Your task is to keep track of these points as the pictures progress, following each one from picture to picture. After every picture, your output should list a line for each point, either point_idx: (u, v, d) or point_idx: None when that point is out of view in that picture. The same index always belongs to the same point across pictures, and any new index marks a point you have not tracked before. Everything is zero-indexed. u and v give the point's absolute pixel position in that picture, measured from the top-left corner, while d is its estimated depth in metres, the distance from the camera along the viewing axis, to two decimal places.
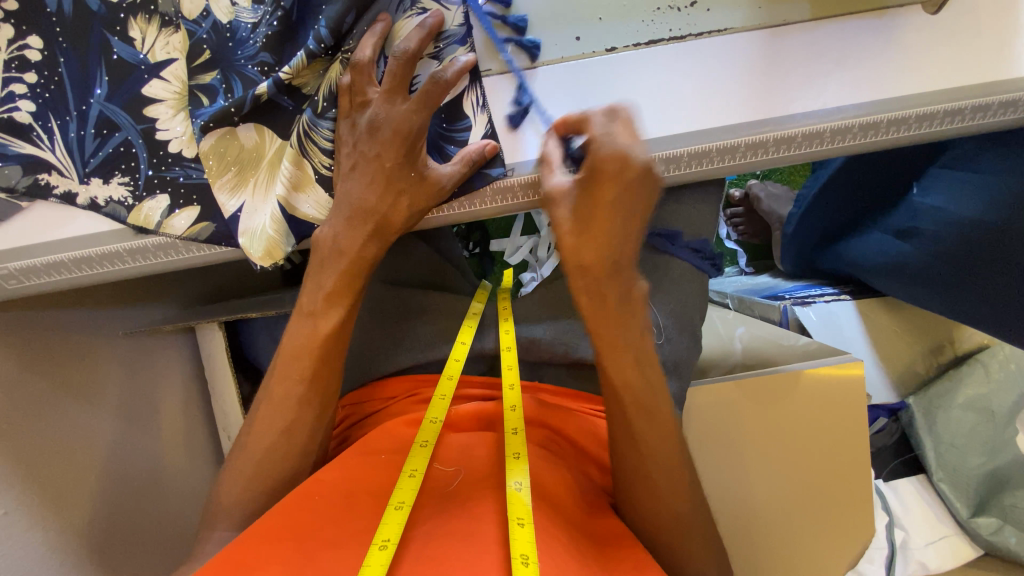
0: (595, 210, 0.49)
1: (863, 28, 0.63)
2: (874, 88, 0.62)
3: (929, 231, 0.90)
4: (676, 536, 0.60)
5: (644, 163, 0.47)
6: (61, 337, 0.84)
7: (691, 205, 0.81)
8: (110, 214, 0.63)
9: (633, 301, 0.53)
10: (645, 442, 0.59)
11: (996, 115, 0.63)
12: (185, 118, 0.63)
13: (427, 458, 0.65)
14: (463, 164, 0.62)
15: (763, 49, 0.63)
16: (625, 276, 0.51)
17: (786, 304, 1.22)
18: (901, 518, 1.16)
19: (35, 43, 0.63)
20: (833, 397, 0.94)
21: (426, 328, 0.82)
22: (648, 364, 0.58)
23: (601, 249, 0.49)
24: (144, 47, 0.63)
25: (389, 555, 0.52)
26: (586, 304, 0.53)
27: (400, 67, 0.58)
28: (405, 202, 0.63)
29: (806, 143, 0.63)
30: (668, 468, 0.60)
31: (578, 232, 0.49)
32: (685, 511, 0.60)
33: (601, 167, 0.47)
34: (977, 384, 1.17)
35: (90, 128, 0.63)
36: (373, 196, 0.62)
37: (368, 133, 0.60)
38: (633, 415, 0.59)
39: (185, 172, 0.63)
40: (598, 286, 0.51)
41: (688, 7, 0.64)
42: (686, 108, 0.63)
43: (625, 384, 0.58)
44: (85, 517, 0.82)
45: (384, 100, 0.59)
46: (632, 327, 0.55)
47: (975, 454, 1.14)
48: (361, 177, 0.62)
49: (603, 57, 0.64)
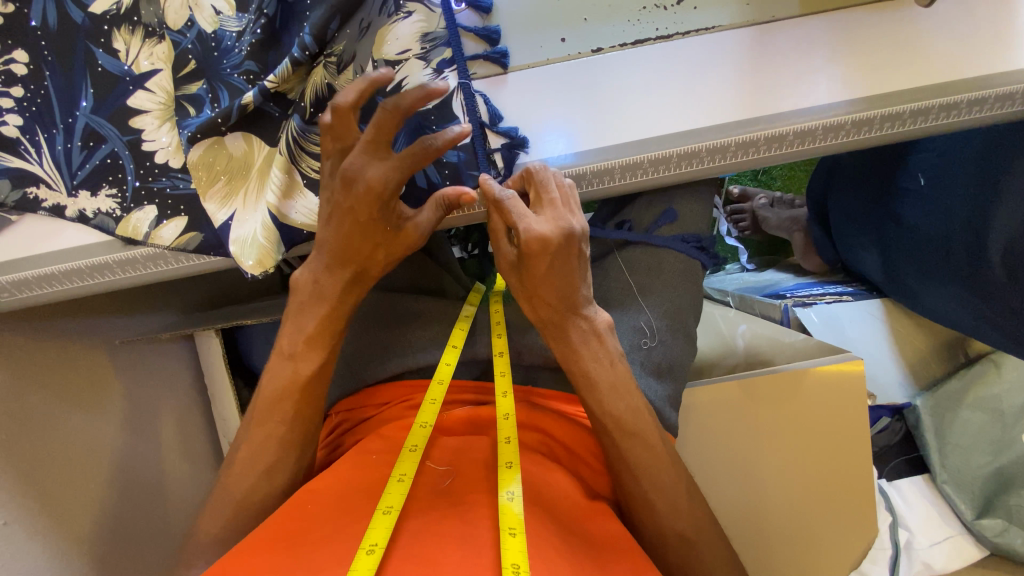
0: (535, 281, 0.60)
1: (854, 21, 0.62)
2: (866, 83, 0.61)
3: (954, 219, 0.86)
4: (688, 557, 0.61)
5: (562, 235, 0.56)
6: (58, 346, 0.84)
7: (683, 204, 0.80)
8: (99, 226, 0.63)
9: (593, 332, 0.63)
10: (643, 472, 0.61)
11: (994, 109, 0.61)
12: (171, 128, 0.64)
13: (417, 461, 0.65)
14: (435, 209, 0.63)
15: (753, 46, 0.62)
16: (579, 314, 0.62)
17: (788, 303, 1.19)
18: (905, 518, 1.13)
19: (20, 57, 0.63)
20: (836, 395, 0.93)
21: (419, 334, 0.82)
22: (627, 391, 0.63)
23: (547, 305, 0.61)
24: (129, 58, 0.63)
25: (376, 561, 0.52)
26: (552, 342, 0.64)
27: (386, 119, 0.54)
28: (382, 253, 0.64)
29: (798, 141, 0.62)
30: (667, 491, 0.61)
31: (531, 292, 0.61)
32: (695, 531, 0.62)
33: (528, 254, 0.57)
34: (987, 385, 1.16)
35: (78, 141, 0.63)
36: (350, 246, 0.61)
37: (344, 185, 0.58)
38: (624, 444, 0.61)
39: (172, 182, 0.63)
40: (561, 330, 0.62)
41: (674, 6, 0.63)
42: (674, 108, 0.62)
43: (606, 412, 0.62)
44: (85, 526, 0.82)
45: (362, 154, 0.56)
46: (596, 354, 0.63)
47: (980, 453, 1.12)
48: (331, 226, 0.60)
49: (587, 58, 0.63)
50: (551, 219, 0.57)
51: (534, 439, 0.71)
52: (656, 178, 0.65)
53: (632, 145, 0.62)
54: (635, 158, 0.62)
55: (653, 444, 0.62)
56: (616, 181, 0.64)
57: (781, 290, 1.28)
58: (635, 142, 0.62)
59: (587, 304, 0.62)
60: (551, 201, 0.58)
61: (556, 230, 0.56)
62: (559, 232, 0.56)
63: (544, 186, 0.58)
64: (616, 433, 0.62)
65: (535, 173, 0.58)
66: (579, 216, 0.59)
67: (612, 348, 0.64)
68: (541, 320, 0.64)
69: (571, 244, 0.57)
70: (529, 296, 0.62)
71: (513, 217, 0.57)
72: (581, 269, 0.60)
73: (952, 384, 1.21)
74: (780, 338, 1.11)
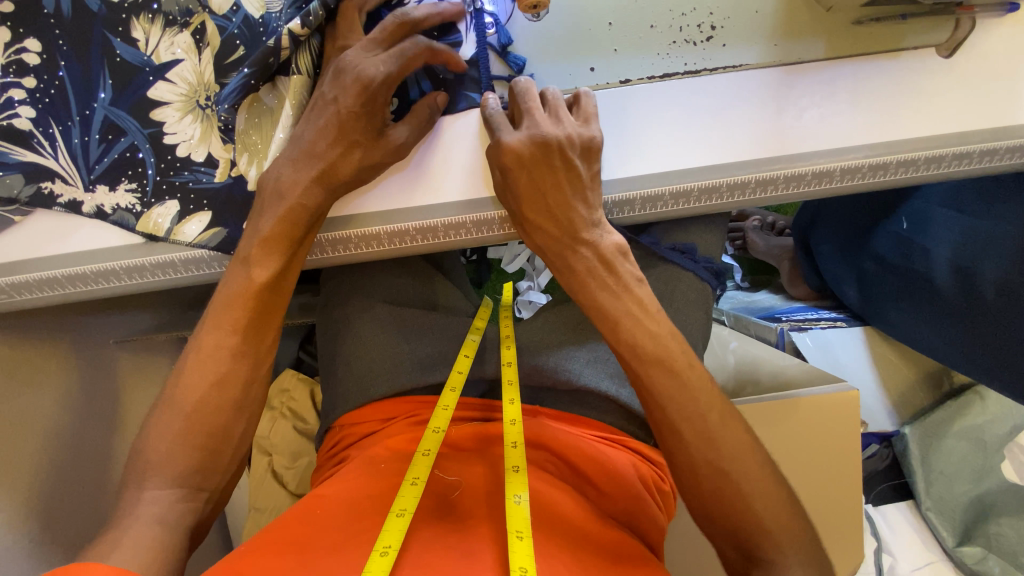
0: (525, 200, 0.60)
1: (878, 69, 0.63)
2: (885, 129, 0.62)
3: (944, 257, 0.89)
4: (725, 489, 0.55)
5: (536, 144, 0.58)
6: (47, 343, 0.82)
7: (697, 234, 0.82)
8: (118, 222, 0.62)
9: (599, 259, 0.61)
10: (670, 399, 0.57)
11: (1002, 159, 0.64)
12: (193, 121, 0.62)
13: (429, 465, 0.66)
14: (416, 120, 0.62)
15: (777, 86, 0.63)
16: (579, 238, 0.61)
17: (784, 326, 1.20)
18: (888, 542, 1.19)
19: (33, 46, 0.61)
20: (828, 415, 0.95)
21: (428, 351, 0.81)
22: (648, 319, 0.60)
23: (543, 227, 0.61)
24: (148, 47, 0.62)
25: (390, 562, 0.51)
26: (558, 277, 0.63)
27: (397, 29, 0.59)
28: (357, 155, 0.60)
29: (815, 180, 0.64)
30: (696, 419, 0.56)
31: (523, 217, 0.61)
32: (727, 447, 0.56)
33: (507, 164, 0.58)
34: (972, 416, 1.18)
35: (95, 133, 0.62)
36: (322, 140, 0.59)
37: (334, 76, 0.58)
38: (646, 372, 0.58)
39: (194, 177, 0.62)
40: (562, 255, 0.61)
41: (703, 43, 0.65)
42: (697, 144, 0.62)
43: (623, 341, 0.59)
44: (71, 530, 0.79)
45: (361, 50, 0.58)
46: (606, 282, 0.61)
47: (961, 482, 1.15)
48: (315, 119, 0.60)
49: (615, 88, 0.64)
50: (525, 129, 0.59)
51: (544, 461, 0.70)
52: (678, 210, 0.65)
53: (655, 177, 0.63)
54: (656, 190, 0.63)
55: (686, 374, 0.58)
56: (646, 211, 0.65)
57: (777, 314, 1.26)
58: (657, 174, 0.63)
59: (587, 226, 0.61)
60: (530, 111, 0.60)
61: (528, 140, 0.58)
62: (532, 141, 0.58)
63: (524, 97, 0.60)
64: (632, 356, 0.58)
65: (519, 86, 0.61)
66: (564, 125, 0.59)
67: (622, 276, 0.61)
68: (541, 250, 0.63)
69: (549, 153, 0.58)
70: (524, 224, 0.62)
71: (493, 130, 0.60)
72: (570, 185, 0.60)
73: (938, 413, 1.21)
74: (774, 360, 1.11)
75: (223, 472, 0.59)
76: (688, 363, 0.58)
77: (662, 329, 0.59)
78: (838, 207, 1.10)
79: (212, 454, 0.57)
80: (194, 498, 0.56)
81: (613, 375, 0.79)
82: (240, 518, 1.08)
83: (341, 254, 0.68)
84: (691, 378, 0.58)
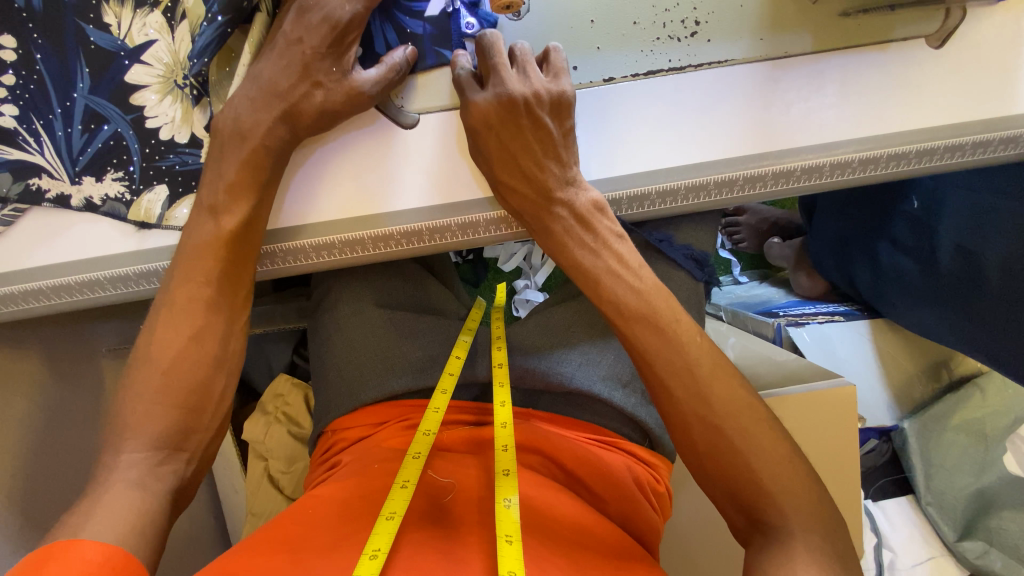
0: (498, 161, 0.61)
1: (865, 63, 0.61)
2: (873, 125, 0.61)
3: (950, 241, 0.87)
4: (717, 445, 0.54)
5: (502, 104, 0.59)
6: (39, 344, 0.82)
7: (688, 233, 0.81)
8: (110, 212, 0.63)
9: (574, 218, 0.61)
10: (654, 353, 0.56)
11: (997, 151, 0.62)
12: (173, 102, 0.62)
13: (420, 468, 0.65)
14: (387, 71, 0.61)
15: (764, 82, 0.62)
16: (553, 197, 0.61)
17: (781, 322, 1.21)
18: (889, 537, 1.18)
19: (7, 42, 0.60)
20: (827, 408, 0.93)
21: (419, 354, 0.81)
22: (622, 273, 0.60)
23: (517, 188, 0.61)
24: (121, 31, 0.61)
25: (379, 565, 0.51)
26: (538, 240, 0.64)
27: None
28: (319, 94, 0.60)
29: (805, 177, 0.62)
30: (685, 374, 0.55)
31: (498, 181, 0.62)
32: (722, 403, 0.55)
33: (476, 124, 0.60)
34: (971, 408, 1.17)
35: (77, 124, 0.62)
36: (284, 77, 0.60)
37: (296, 15, 0.59)
38: (636, 329, 0.57)
39: (180, 159, 0.63)
40: (538, 216, 0.62)
41: (688, 38, 0.63)
42: (682, 141, 0.62)
43: (607, 298, 0.59)
44: None
45: None
46: (584, 241, 0.61)
47: (963, 475, 1.14)
48: (274, 56, 0.60)
49: (600, 87, 0.63)
50: (492, 89, 0.59)
51: (535, 463, 0.69)
52: (667, 209, 0.65)
53: (639, 176, 0.62)
54: (642, 190, 0.63)
55: (675, 332, 0.57)
56: (627, 211, 0.64)
57: (774, 308, 1.27)
58: (643, 173, 0.62)
59: (561, 185, 0.61)
60: (497, 67, 0.59)
61: (495, 100, 0.59)
62: (497, 100, 0.59)
63: (490, 51, 0.59)
64: (617, 313, 0.58)
65: (487, 39, 0.59)
66: (531, 81, 0.60)
67: (600, 233, 0.61)
68: (518, 214, 0.63)
69: (515, 112, 0.59)
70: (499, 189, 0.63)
71: (461, 92, 0.61)
72: (540, 143, 0.61)
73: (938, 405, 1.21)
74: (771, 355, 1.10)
75: (203, 432, 0.58)
76: (687, 335, 0.57)
77: (651, 290, 0.59)
78: (837, 197, 1.08)
79: (192, 410, 0.57)
80: (172, 459, 0.55)
81: (606, 378, 0.78)
82: (238, 521, 1.08)
83: (328, 261, 0.67)
84: (680, 336, 0.57)
